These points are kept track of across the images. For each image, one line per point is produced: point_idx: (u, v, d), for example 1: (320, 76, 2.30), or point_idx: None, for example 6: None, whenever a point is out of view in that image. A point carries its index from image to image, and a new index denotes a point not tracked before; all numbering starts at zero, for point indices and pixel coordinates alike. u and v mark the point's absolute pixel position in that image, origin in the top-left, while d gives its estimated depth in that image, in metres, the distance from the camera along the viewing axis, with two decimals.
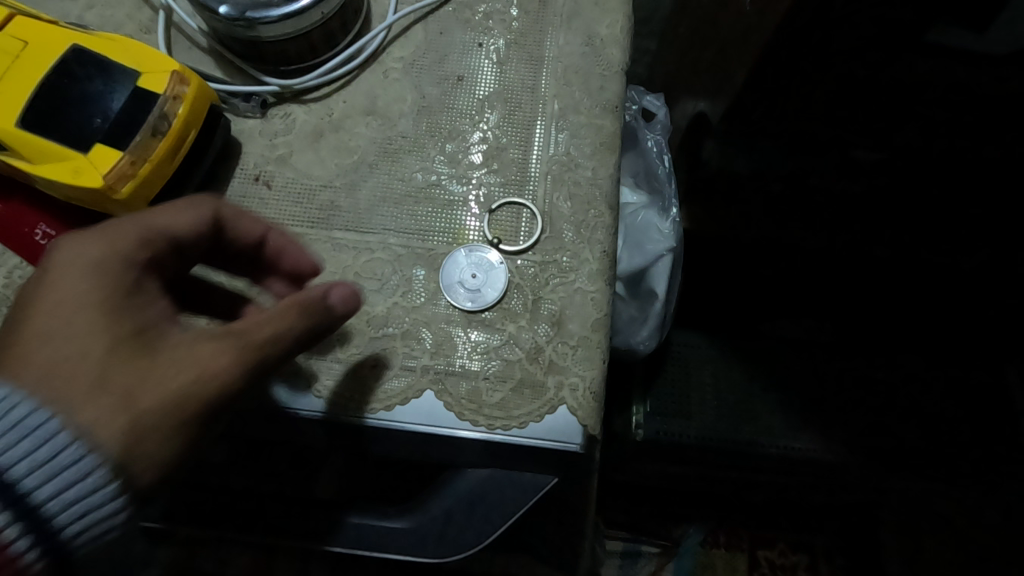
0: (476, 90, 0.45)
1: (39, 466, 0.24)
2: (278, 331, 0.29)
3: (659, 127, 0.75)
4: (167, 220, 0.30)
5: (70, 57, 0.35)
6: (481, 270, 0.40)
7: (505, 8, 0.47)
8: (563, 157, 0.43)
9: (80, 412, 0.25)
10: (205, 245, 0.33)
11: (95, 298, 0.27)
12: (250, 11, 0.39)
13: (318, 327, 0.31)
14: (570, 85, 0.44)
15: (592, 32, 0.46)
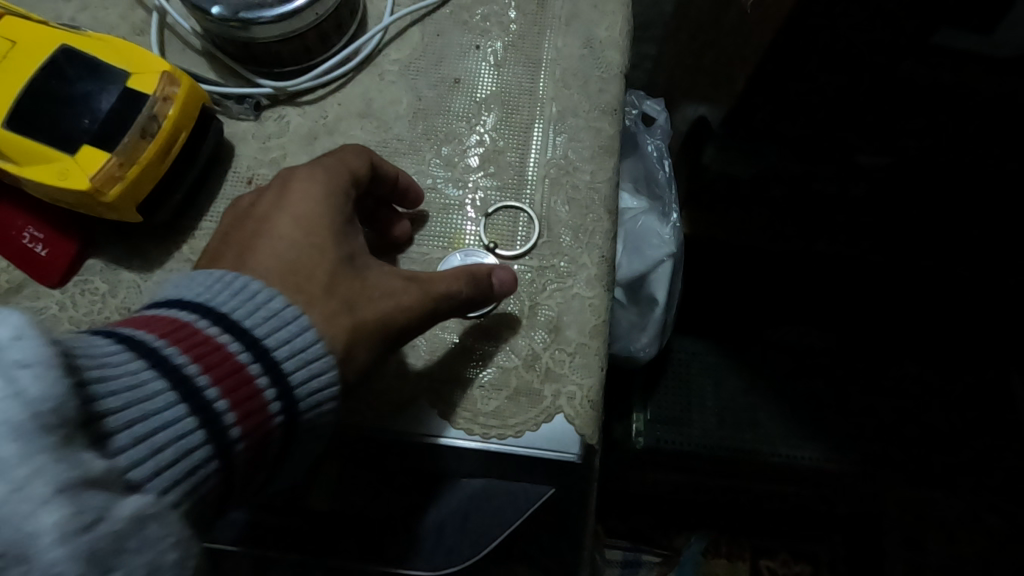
0: (473, 93, 0.44)
1: (301, 350, 0.26)
2: (457, 287, 0.34)
3: (659, 131, 0.74)
4: (354, 168, 0.33)
5: (59, 58, 0.35)
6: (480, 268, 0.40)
7: (503, 10, 0.46)
8: (561, 160, 0.42)
9: (317, 312, 0.28)
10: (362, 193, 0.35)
11: (316, 221, 0.30)
12: (243, 11, 0.38)
13: (484, 295, 0.36)
14: (568, 87, 0.44)
15: (591, 35, 0.45)
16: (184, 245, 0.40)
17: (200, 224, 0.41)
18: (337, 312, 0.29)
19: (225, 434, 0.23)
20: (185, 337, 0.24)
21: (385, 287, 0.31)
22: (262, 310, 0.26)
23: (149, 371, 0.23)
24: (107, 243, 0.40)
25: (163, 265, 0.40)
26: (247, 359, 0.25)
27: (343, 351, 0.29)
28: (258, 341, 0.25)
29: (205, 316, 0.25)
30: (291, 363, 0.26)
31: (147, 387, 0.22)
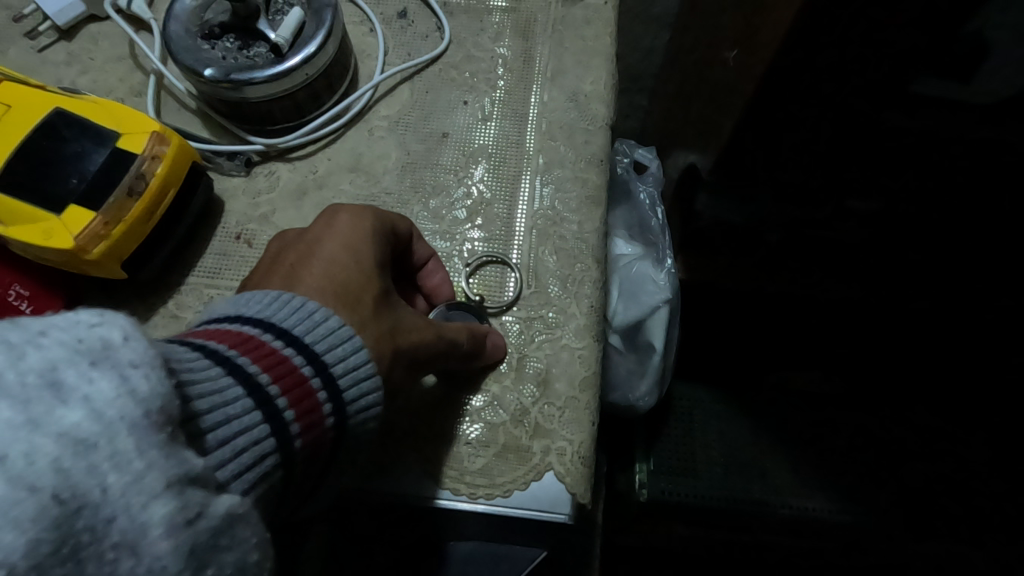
0: (462, 146, 0.45)
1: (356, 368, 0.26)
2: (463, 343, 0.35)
3: (651, 179, 0.75)
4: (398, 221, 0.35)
5: (51, 120, 0.35)
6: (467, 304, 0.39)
7: (491, 67, 0.47)
8: (548, 211, 0.42)
9: (364, 331, 0.28)
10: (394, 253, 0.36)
11: (365, 251, 0.31)
12: (234, 73, 0.39)
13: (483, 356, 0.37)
14: (555, 140, 0.44)
15: (577, 89, 0.46)
16: (170, 301, 0.40)
17: (186, 280, 0.40)
18: (383, 337, 0.29)
19: (290, 447, 0.23)
20: (253, 349, 0.24)
21: (415, 332, 0.32)
22: (322, 326, 0.26)
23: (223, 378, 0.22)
24: (92, 301, 0.40)
25: (148, 321, 0.39)
26: (310, 372, 0.24)
27: (383, 376, 0.29)
28: (319, 355, 0.25)
29: (269, 331, 0.25)
30: (347, 383, 0.26)
31: (225, 392, 0.22)
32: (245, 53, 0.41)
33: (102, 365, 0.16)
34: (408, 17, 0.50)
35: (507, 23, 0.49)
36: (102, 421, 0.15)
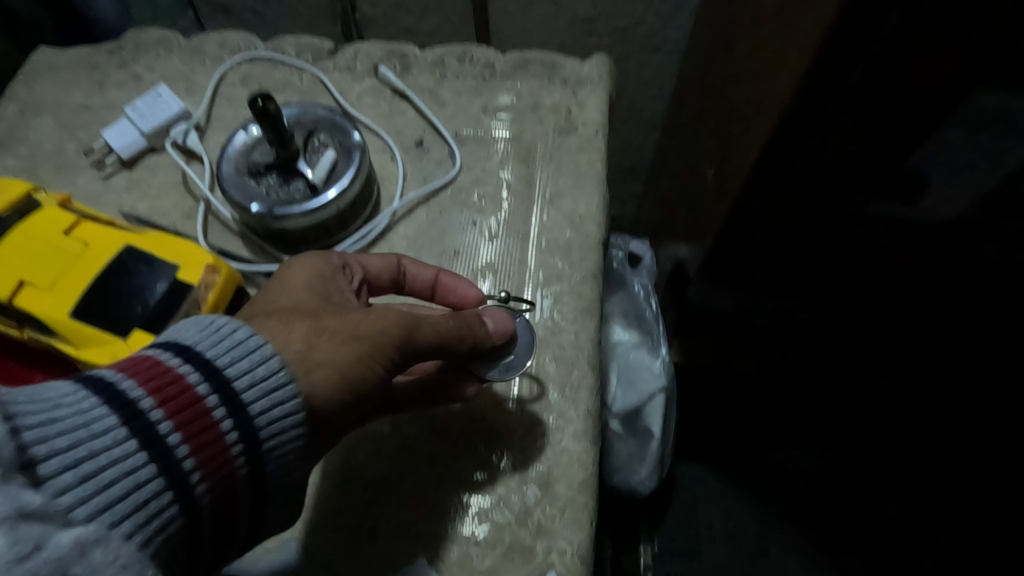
0: (472, 263, 0.51)
1: (261, 379, 0.30)
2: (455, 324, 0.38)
3: (645, 273, 0.82)
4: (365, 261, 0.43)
5: (121, 255, 0.41)
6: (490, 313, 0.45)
7: (496, 191, 0.54)
8: (548, 322, 0.47)
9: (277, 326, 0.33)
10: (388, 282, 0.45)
11: (301, 277, 0.38)
12: (277, 208, 0.46)
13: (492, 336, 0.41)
14: (554, 257, 0.50)
15: (572, 210, 0.53)
16: None
17: None
18: (301, 326, 0.33)
19: (177, 463, 0.27)
20: (143, 372, 0.28)
21: (343, 317, 0.35)
22: (224, 342, 0.30)
23: (101, 409, 0.27)
24: None
25: None
26: (203, 390, 0.29)
27: (301, 351, 0.32)
28: (216, 367, 0.29)
29: (171, 354, 0.29)
30: (250, 393, 0.29)
31: (98, 425, 0.26)
32: (285, 188, 0.48)
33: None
34: (425, 146, 0.57)
35: (511, 151, 0.56)
36: None
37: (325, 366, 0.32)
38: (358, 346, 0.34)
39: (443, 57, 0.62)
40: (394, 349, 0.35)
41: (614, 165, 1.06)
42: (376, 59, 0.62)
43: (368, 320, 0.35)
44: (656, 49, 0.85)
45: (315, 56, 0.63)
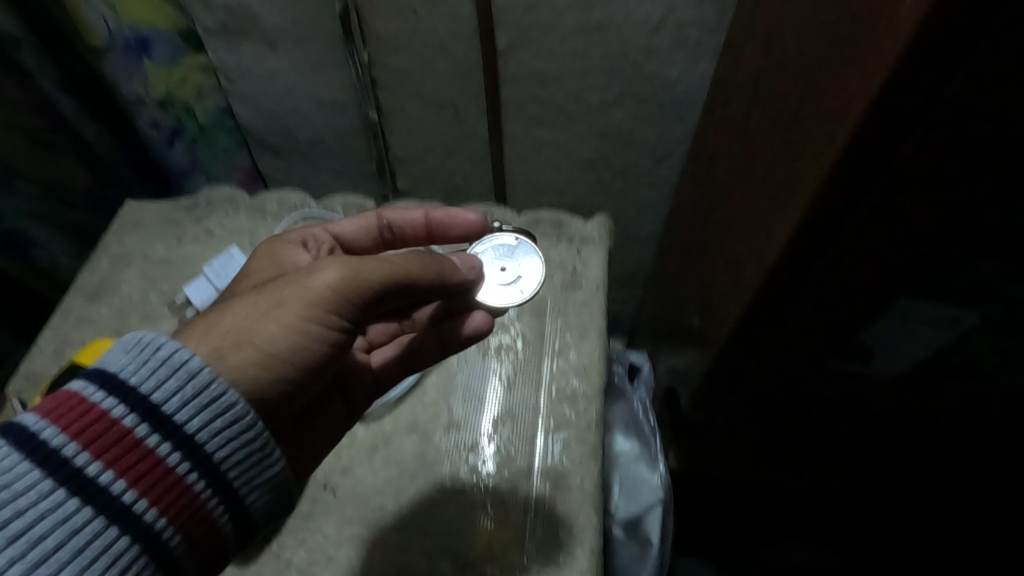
0: (492, 408, 0.60)
1: (171, 391, 0.40)
2: (406, 262, 0.48)
3: (643, 384, 0.91)
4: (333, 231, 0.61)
5: None
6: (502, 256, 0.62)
7: (512, 341, 0.64)
8: (558, 466, 0.56)
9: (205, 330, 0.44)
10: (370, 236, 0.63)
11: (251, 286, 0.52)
12: None
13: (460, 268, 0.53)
14: (562, 405, 0.59)
15: (577, 361, 0.62)
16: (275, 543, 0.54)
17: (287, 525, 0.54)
18: (223, 320, 0.44)
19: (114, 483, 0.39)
20: (65, 413, 0.38)
21: (267, 293, 0.45)
22: (132, 370, 0.40)
23: (37, 456, 0.37)
24: None
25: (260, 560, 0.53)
26: (120, 415, 0.40)
27: (226, 332, 0.44)
28: (129, 391, 0.40)
29: (88, 389, 0.40)
30: (162, 402, 0.40)
31: (43, 467, 0.37)
32: None
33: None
34: None
35: (525, 305, 0.66)
36: None
37: (247, 336, 0.44)
38: (277, 320, 0.44)
39: None
40: (316, 309, 0.45)
41: (619, 272, 1.17)
42: None
43: (285, 297, 0.45)
44: (653, 184, 0.98)
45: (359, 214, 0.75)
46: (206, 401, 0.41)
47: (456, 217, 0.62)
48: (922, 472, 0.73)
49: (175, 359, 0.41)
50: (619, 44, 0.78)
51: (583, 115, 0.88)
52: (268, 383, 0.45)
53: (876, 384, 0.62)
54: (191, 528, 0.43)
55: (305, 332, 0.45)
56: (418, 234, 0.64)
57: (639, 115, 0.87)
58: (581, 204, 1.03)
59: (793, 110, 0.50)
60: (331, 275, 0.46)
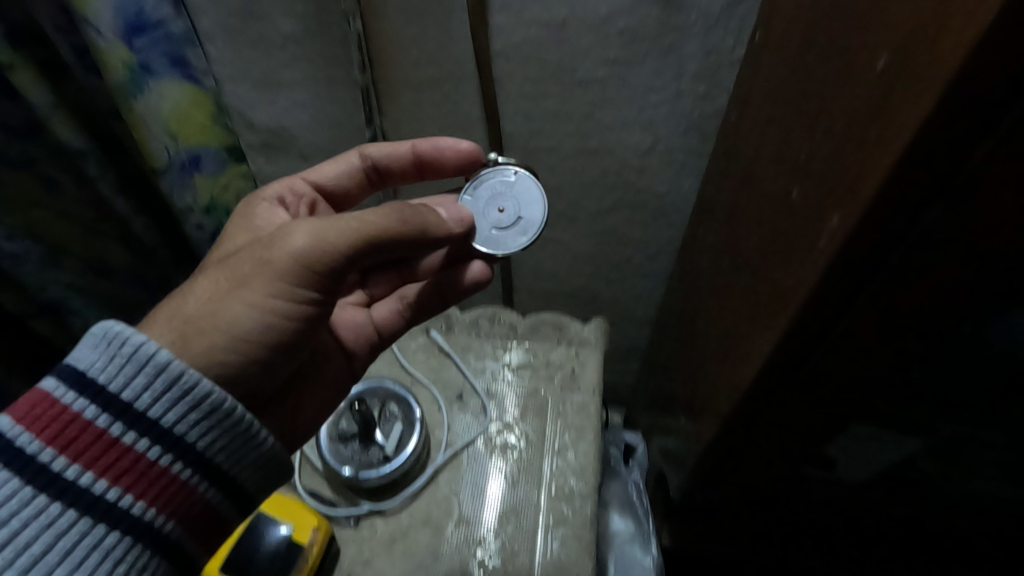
0: (497, 505, 0.67)
1: (134, 386, 0.48)
2: (375, 221, 0.52)
3: (637, 465, 1.00)
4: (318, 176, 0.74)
5: (256, 521, 0.61)
6: (496, 195, 0.65)
7: (514, 439, 0.72)
8: (556, 562, 0.63)
9: (176, 306, 0.52)
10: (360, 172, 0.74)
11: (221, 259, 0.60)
12: (362, 471, 0.66)
13: (440, 216, 0.57)
14: (560, 503, 0.67)
15: (573, 460, 0.70)
16: None
17: None
18: (192, 298, 0.52)
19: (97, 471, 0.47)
20: (41, 415, 0.46)
21: (232, 263, 0.52)
22: (98, 370, 0.47)
23: (27, 456, 0.45)
24: None
25: None
26: (90, 411, 0.47)
27: (195, 307, 0.51)
28: (98, 389, 0.47)
29: (61, 389, 0.47)
30: (125, 395, 0.48)
31: (34, 462, 0.46)
32: (364, 451, 0.68)
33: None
34: (463, 399, 0.75)
35: (528, 404, 0.74)
36: None
37: (212, 308, 0.51)
38: (239, 300, 0.51)
39: (477, 319, 0.83)
40: (273, 289, 0.51)
41: (616, 347, 1.25)
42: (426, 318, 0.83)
43: (246, 277, 0.51)
44: (646, 275, 1.06)
45: None
46: (166, 391, 0.49)
47: (447, 146, 0.71)
48: (896, 565, 0.78)
49: (135, 355, 0.48)
50: (614, 164, 0.88)
51: (582, 217, 0.97)
52: (234, 354, 0.52)
53: (844, 488, 0.68)
54: (182, 499, 0.51)
55: (264, 308, 0.51)
56: (406, 164, 0.73)
57: (632, 219, 0.97)
58: (580, 290, 1.12)
59: (752, 261, 0.59)
60: (291, 247, 0.50)
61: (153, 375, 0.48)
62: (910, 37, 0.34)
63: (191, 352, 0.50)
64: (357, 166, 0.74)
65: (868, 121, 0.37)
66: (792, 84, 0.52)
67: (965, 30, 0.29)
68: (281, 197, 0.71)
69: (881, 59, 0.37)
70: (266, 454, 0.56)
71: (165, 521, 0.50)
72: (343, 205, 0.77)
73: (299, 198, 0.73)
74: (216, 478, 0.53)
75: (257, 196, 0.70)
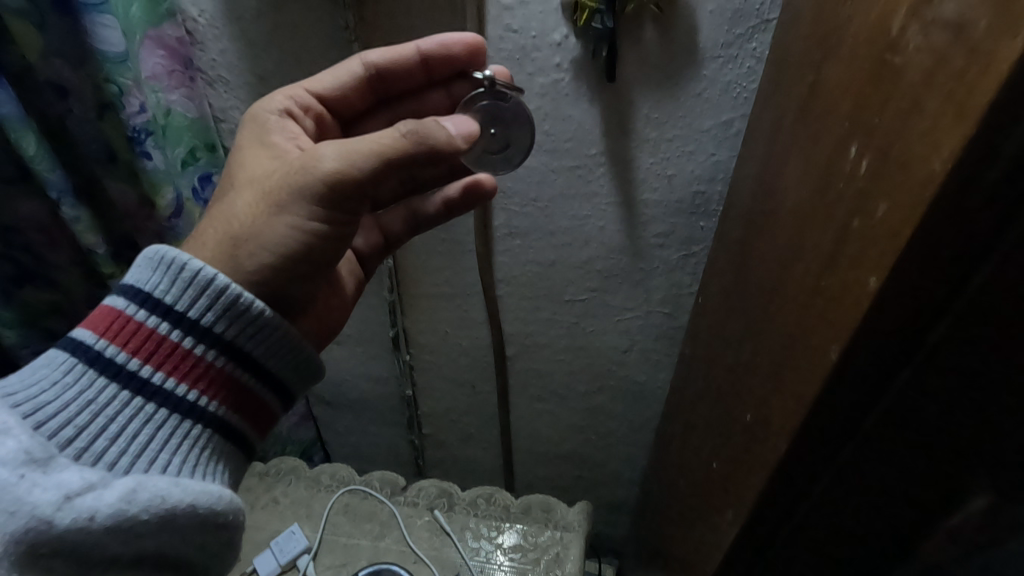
0: None
1: (197, 299, 0.48)
2: (390, 143, 0.46)
3: None
4: (315, 86, 0.62)
5: None
6: (490, 118, 0.62)
7: None
8: None
9: (217, 228, 0.50)
10: (367, 81, 0.63)
11: (240, 168, 0.54)
12: None
13: (450, 132, 0.47)
14: None
15: None
16: None
17: None
18: (231, 218, 0.50)
19: (170, 378, 0.47)
20: (117, 326, 0.47)
21: (269, 177, 0.51)
22: (163, 287, 0.47)
23: (117, 365, 0.46)
24: None
25: None
26: (157, 322, 0.47)
27: (238, 225, 0.50)
28: (167, 304, 0.47)
29: (131, 299, 0.47)
30: (189, 309, 0.47)
31: (122, 367, 0.46)
32: None
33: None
34: None
35: None
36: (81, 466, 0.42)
37: (255, 227, 0.49)
38: (278, 222, 0.49)
39: (476, 498, 0.94)
40: (310, 210, 0.49)
41: (608, 503, 1.32)
42: (431, 496, 0.94)
43: (286, 199, 0.49)
44: (632, 442, 1.18)
45: (391, 490, 0.95)
46: (226, 301, 0.48)
47: (454, 41, 0.61)
48: None
49: (194, 278, 0.47)
50: (598, 357, 1.03)
51: (572, 395, 1.10)
52: (278, 272, 0.51)
53: None
54: (247, 406, 0.51)
55: (302, 232, 0.49)
56: (412, 68, 0.62)
57: (615, 398, 1.10)
58: (572, 452, 1.21)
59: (689, 488, 0.71)
60: (326, 169, 0.48)
61: (215, 295, 0.48)
62: (730, 463, 0.52)
63: (242, 269, 0.50)
64: (361, 76, 0.63)
65: (718, 496, 0.54)
66: (707, 359, 0.67)
67: (752, 474, 0.44)
68: (288, 110, 0.60)
69: (741, 403, 0.51)
70: (313, 360, 0.55)
71: (235, 419, 0.50)
72: (349, 115, 0.66)
73: (303, 112, 0.61)
74: (273, 382, 0.53)
75: (260, 110, 0.59)
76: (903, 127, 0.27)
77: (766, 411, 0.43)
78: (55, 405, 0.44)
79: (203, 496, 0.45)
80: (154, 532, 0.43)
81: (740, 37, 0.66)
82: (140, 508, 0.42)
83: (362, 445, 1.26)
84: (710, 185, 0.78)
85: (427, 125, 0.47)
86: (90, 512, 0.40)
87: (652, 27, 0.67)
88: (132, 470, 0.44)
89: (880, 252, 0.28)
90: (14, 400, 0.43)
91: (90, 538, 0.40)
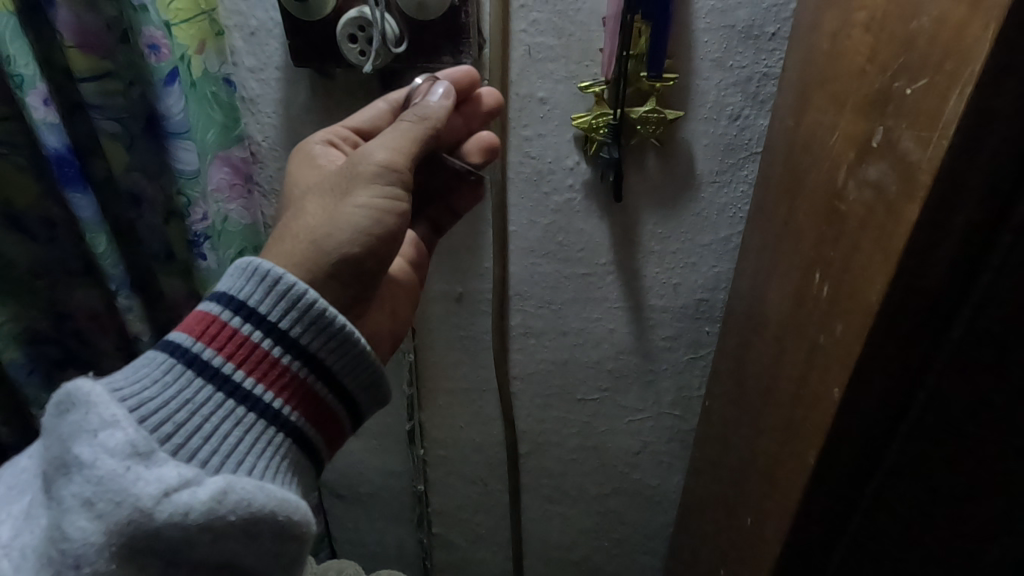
0: None
1: (287, 309, 0.49)
2: (411, 126, 0.57)
3: None
4: (354, 120, 0.66)
5: None
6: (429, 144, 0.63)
7: None
8: None
9: (289, 232, 0.53)
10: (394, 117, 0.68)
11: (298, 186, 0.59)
12: None
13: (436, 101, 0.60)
14: None
15: None
16: None
17: None
18: (300, 215, 0.54)
19: (259, 385, 0.47)
20: (213, 333, 0.47)
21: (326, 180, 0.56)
22: (257, 295, 0.48)
23: (211, 369, 0.47)
24: None
25: None
26: (250, 330, 0.48)
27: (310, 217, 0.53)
28: (260, 313, 0.48)
29: (228, 306, 0.48)
30: (280, 319, 0.49)
31: (215, 372, 0.47)
32: None
33: (106, 434, 0.42)
34: None
35: None
36: (177, 466, 0.42)
37: (323, 213, 0.53)
38: (347, 205, 0.53)
39: None
40: (371, 186, 0.54)
41: None
42: None
43: (353, 184, 0.54)
44: (646, 552, 1.14)
45: None
46: (313, 311, 0.49)
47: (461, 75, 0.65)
48: None
49: (288, 291, 0.49)
50: (611, 458, 1.03)
51: (584, 497, 1.09)
52: (349, 271, 0.53)
53: None
54: (321, 421, 0.51)
55: (367, 214, 0.53)
56: None
57: (628, 502, 1.08)
58: (585, 560, 1.17)
59: None
60: (374, 149, 0.55)
61: (305, 308, 0.49)
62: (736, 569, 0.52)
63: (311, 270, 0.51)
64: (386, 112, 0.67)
65: None
66: (715, 461, 0.68)
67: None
68: (330, 141, 0.65)
69: (744, 505, 0.52)
70: (380, 380, 0.54)
71: (311, 429, 0.50)
72: None
73: (345, 140, 0.66)
74: (345, 399, 0.52)
75: (306, 145, 0.64)
76: (849, 267, 0.36)
77: (767, 513, 0.46)
78: (158, 401, 0.44)
79: (285, 504, 0.44)
80: (239, 535, 0.42)
81: (731, 166, 0.75)
82: (227, 512, 0.41)
83: (370, 544, 1.23)
84: (713, 293, 0.83)
85: (423, 105, 0.59)
86: (185, 509, 0.40)
87: (654, 156, 0.76)
88: (223, 470, 0.44)
89: (840, 365, 0.36)
90: (123, 392, 0.44)
91: (185, 535, 0.40)
